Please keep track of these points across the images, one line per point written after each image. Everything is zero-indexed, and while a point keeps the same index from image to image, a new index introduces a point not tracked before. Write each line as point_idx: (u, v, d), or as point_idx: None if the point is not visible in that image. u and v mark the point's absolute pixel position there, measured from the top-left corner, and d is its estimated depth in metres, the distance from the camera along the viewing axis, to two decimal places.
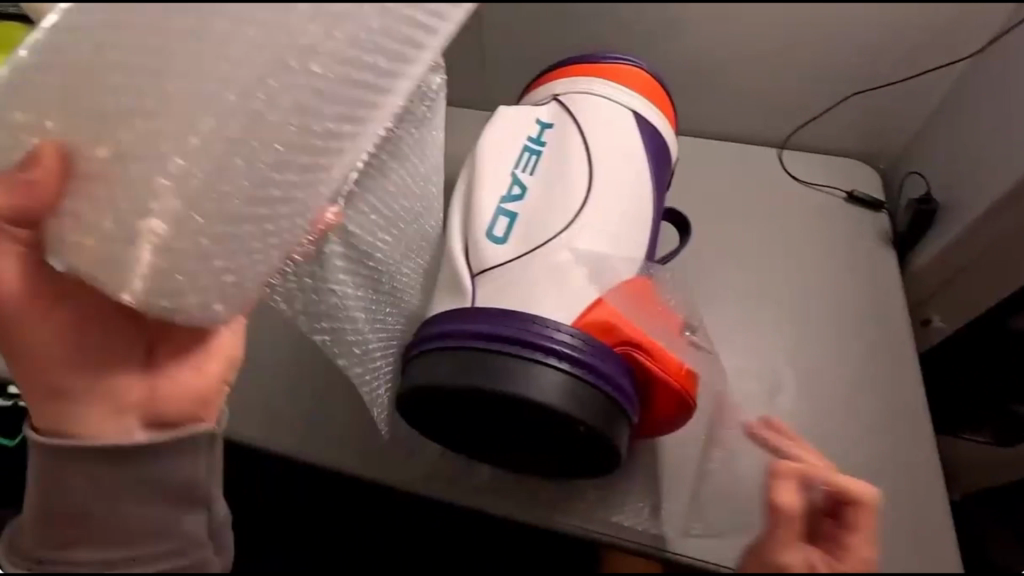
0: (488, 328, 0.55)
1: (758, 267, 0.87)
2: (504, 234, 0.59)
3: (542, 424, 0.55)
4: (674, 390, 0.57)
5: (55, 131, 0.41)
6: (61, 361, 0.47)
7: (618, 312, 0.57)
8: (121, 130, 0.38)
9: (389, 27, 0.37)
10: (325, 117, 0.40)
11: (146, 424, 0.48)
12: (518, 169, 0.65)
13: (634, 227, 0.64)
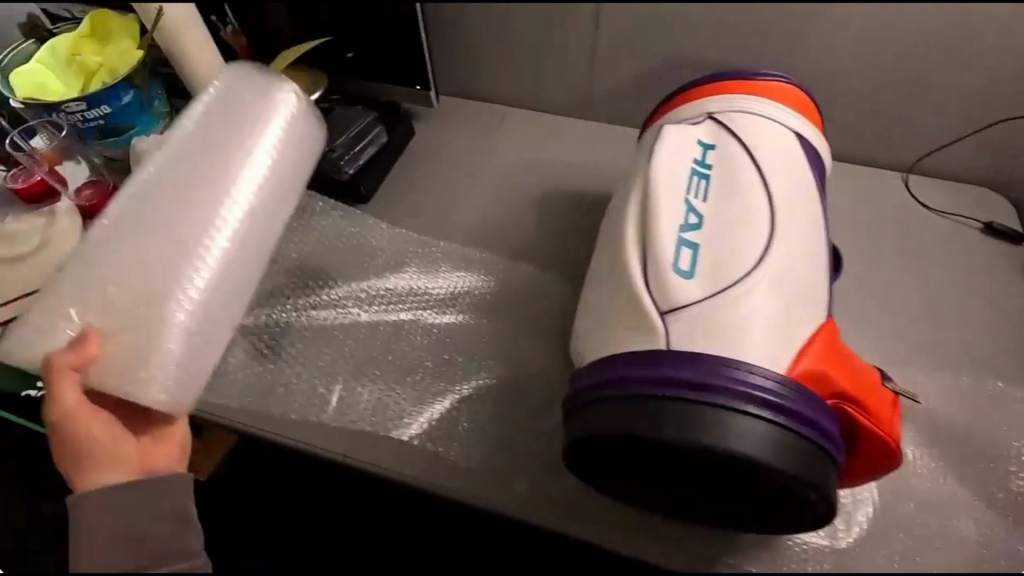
0: (680, 376, 0.51)
1: (879, 300, 0.84)
2: (689, 270, 0.55)
3: (744, 481, 0.51)
4: (887, 449, 0.54)
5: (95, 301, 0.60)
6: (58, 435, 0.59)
7: (823, 367, 0.53)
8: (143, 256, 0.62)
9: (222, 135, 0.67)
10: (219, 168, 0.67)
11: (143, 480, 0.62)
12: (690, 196, 0.60)
13: (815, 256, 0.61)
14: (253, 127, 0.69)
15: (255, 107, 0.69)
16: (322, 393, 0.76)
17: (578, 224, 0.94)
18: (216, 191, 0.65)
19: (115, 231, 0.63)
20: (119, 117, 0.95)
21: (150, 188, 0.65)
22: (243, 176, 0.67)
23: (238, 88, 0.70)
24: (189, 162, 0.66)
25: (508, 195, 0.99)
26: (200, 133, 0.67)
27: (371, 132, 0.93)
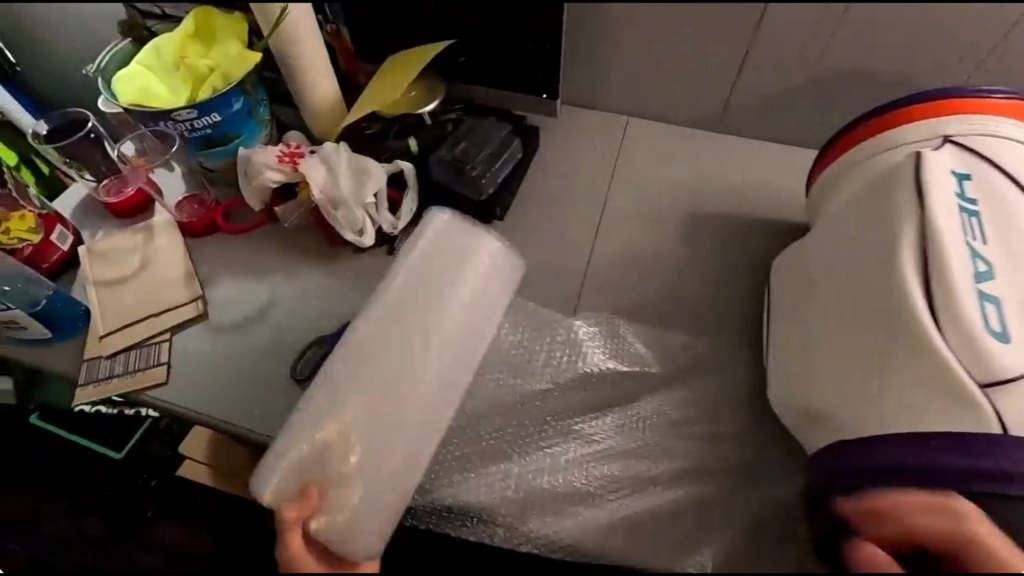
0: (966, 461, 0.55)
1: None
2: (1000, 329, 0.57)
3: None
4: None
5: (309, 462, 0.56)
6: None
7: None
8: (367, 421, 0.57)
9: (434, 274, 0.62)
10: (429, 310, 0.61)
11: None
12: (972, 240, 0.59)
13: None
14: (454, 287, 0.63)
15: (458, 262, 0.63)
16: (505, 503, 0.68)
17: (730, 250, 0.87)
18: (420, 352, 0.60)
19: (320, 391, 0.58)
20: (225, 127, 0.87)
21: (355, 349, 0.60)
22: (445, 338, 0.62)
23: (448, 238, 0.64)
24: (399, 329, 0.60)
25: (649, 217, 0.91)
26: (408, 298, 0.61)
27: (508, 145, 0.84)
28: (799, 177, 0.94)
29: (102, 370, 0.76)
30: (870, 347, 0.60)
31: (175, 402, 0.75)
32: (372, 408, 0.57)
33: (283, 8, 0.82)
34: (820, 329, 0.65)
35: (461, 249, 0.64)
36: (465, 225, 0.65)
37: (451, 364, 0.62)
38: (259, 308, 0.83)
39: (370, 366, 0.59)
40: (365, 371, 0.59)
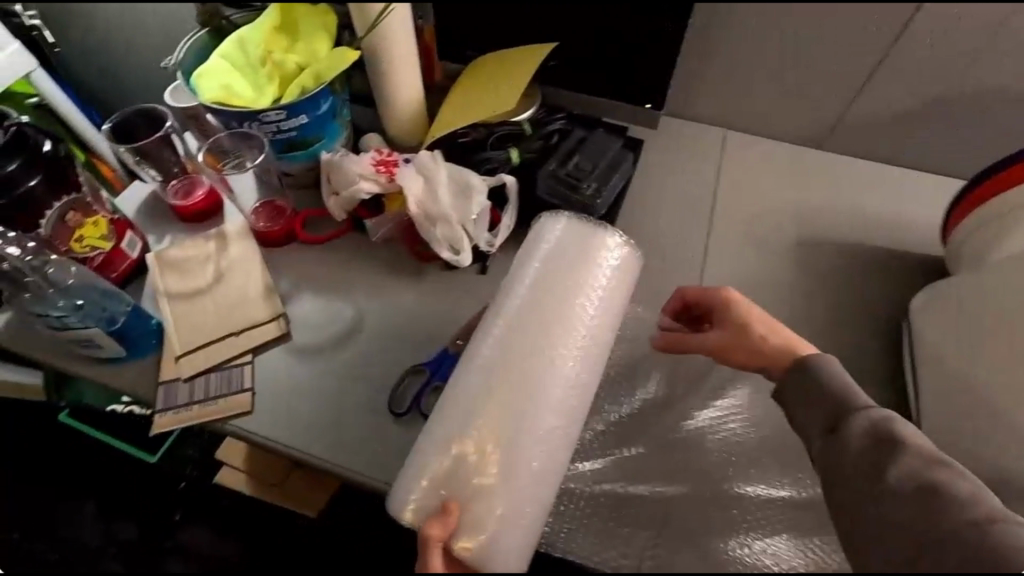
0: None
1: None
2: None
3: None
4: None
5: (447, 477, 0.47)
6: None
7: None
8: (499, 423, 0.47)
9: (553, 268, 0.52)
10: (555, 307, 0.51)
11: None
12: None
13: None
14: (579, 290, 0.52)
15: (582, 256, 0.53)
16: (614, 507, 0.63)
17: (856, 286, 0.80)
18: (550, 362, 0.49)
19: (452, 407, 0.49)
20: (308, 130, 0.80)
21: (477, 365, 0.50)
22: (574, 351, 0.51)
23: (567, 243, 0.54)
24: (525, 341, 0.50)
25: (763, 244, 0.83)
26: (527, 307, 0.51)
27: (620, 160, 0.79)
28: (923, 207, 0.87)
29: (182, 395, 0.70)
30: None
31: (261, 434, 0.69)
32: (506, 421, 0.47)
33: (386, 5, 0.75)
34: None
35: (585, 247, 0.54)
36: (584, 225, 0.55)
37: (581, 381, 0.51)
38: (346, 329, 0.76)
39: (495, 369, 0.49)
40: (488, 372, 0.49)
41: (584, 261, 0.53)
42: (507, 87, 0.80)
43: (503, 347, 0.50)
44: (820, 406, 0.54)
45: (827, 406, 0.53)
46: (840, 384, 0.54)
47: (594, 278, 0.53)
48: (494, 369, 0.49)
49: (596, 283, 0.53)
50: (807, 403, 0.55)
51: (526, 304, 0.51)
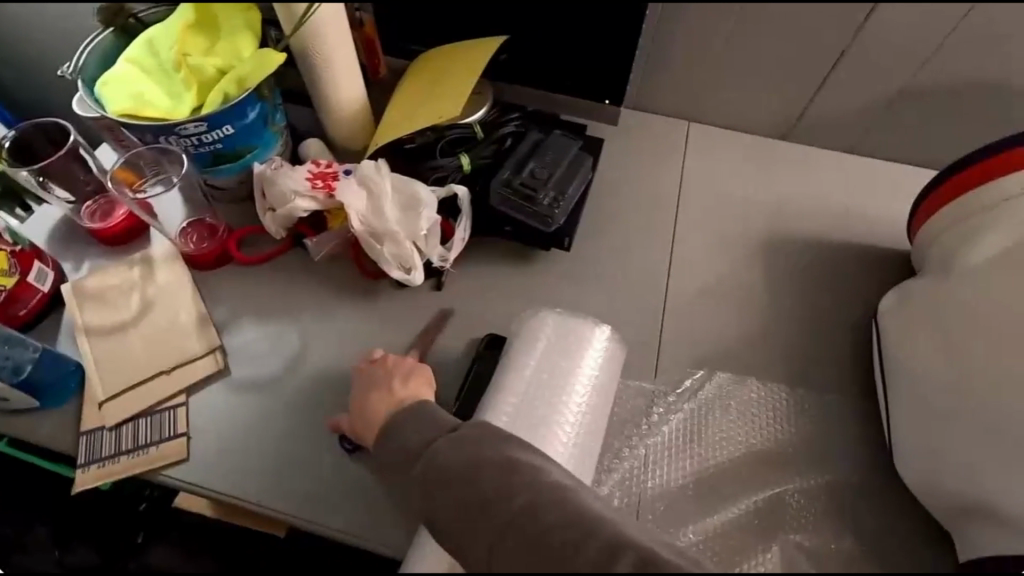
0: None
1: None
2: None
3: None
4: None
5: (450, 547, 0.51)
6: None
7: None
8: None
9: (545, 361, 0.58)
10: (546, 396, 0.56)
11: None
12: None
13: None
14: (573, 367, 0.58)
15: (571, 351, 0.59)
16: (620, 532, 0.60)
17: (830, 285, 0.76)
18: (552, 438, 0.55)
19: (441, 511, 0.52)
20: (236, 141, 0.73)
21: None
22: (573, 432, 0.56)
23: (560, 337, 0.59)
24: (533, 425, 0.55)
25: (728, 244, 0.80)
26: (533, 390, 0.57)
27: (580, 165, 0.72)
28: (895, 197, 0.84)
29: (107, 446, 0.63)
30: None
31: (196, 481, 0.63)
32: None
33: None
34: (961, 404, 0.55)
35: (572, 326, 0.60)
36: (566, 315, 0.61)
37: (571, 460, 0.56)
38: (288, 358, 0.70)
39: None
40: None
41: (569, 353, 0.59)
42: (457, 87, 0.73)
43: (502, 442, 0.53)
44: (439, 479, 0.46)
45: (445, 476, 0.46)
46: (455, 443, 0.48)
47: (580, 370, 0.58)
48: None
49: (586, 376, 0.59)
50: (428, 482, 0.47)
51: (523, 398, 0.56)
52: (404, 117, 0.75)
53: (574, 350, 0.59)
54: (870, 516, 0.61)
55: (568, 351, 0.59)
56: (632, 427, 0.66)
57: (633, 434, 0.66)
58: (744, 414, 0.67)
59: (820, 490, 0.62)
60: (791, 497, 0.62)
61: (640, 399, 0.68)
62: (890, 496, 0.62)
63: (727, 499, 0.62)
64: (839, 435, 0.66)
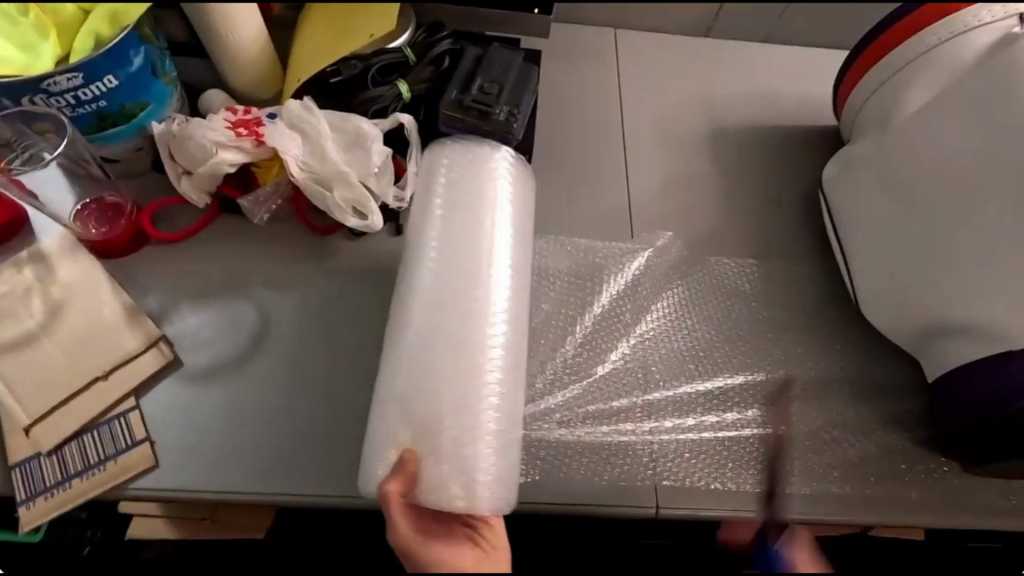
0: None
1: None
2: None
3: None
4: None
5: (406, 440, 0.48)
6: (415, 540, 0.48)
7: None
8: (448, 391, 0.48)
9: (455, 203, 0.54)
10: (466, 242, 0.53)
11: (468, 540, 0.49)
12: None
13: None
14: (482, 233, 0.54)
15: (478, 185, 0.55)
16: (582, 379, 0.64)
17: (777, 167, 0.80)
18: (480, 284, 0.52)
19: (385, 402, 0.50)
20: (123, 97, 0.60)
21: (420, 342, 0.50)
22: (504, 274, 0.53)
23: (462, 172, 0.55)
24: (459, 317, 0.51)
25: (677, 143, 0.81)
26: (446, 277, 0.52)
27: (528, 76, 0.68)
28: (819, 76, 0.88)
29: (49, 474, 0.54)
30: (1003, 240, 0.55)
31: (173, 486, 0.55)
32: (463, 392, 0.48)
33: None
34: (911, 247, 0.60)
35: (475, 174, 0.56)
36: (463, 145, 0.57)
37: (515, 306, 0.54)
38: (247, 337, 0.62)
39: (434, 330, 0.50)
40: (429, 338, 0.50)
41: (470, 189, 0.55)
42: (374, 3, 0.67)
43: (433, 308, 0.51)
44: None
45: None
46: None
47: (486, 202, 0.55)
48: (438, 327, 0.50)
49: (503, 211, 0.55)
50: None
51: (445, 254, 0.52)
52: (320, 51, 0.67)
53: (475, 184, 0.55)
54: (845, 365, 0.67)
55: (465, 190, 0.55)
56: (584, 287, 0.69)
57: (588, 292, 0.68)
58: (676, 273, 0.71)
59: (799, 352, 0.68)
60: (770, 345, 0.68)
61: (586, 268, 0.70)
62: (858, 344, 0.68)
63: (682, 336, 0.67)
64: (808, 300, 0.71)
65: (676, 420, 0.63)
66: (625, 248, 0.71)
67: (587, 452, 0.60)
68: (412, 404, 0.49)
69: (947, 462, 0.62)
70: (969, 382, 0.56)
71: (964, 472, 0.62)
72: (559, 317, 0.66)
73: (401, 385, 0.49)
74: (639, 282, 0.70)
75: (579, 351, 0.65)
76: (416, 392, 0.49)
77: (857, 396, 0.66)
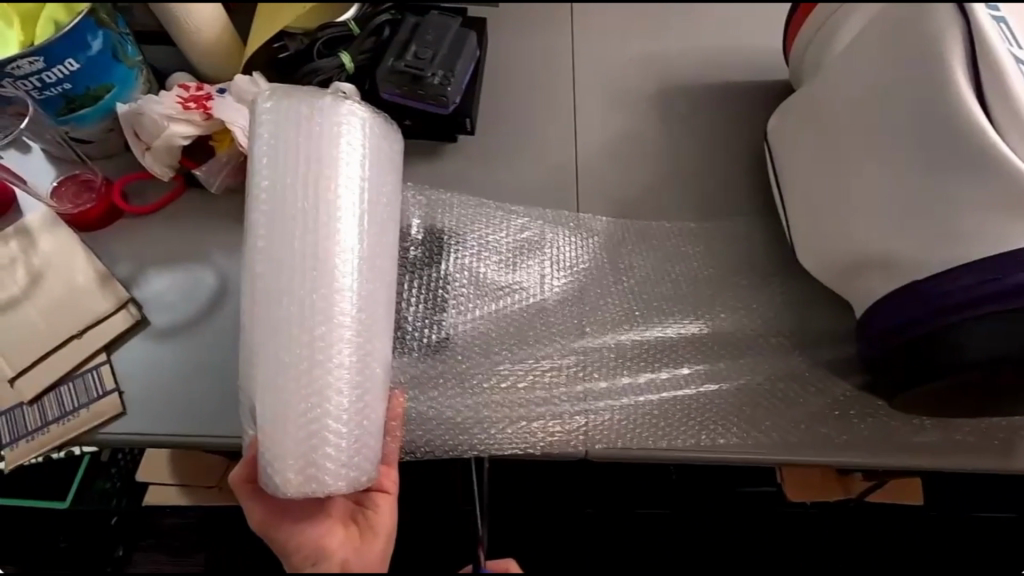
0: (951, 301, 0.52)
1: None
2: None
3: None
4: None
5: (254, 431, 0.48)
6: (280, 522, 0.52)
7: None
8: (297, 370, 0.46)
9: (287, 165, 0.48)
10: (302, 210, 0.48)
11: (343, 522, 0.53)
12: (1013, 47, 0.51)
13: None
14: (324, 198, 0.48)
15: (313, 141, 0.49)
16: (501, 344, 0.66)
17: (725, 125, 0.80)
18: (330, 255, 0.48)
19: (247, 380, 0.48)
20: (86, 79, 0.65)
21: (256, 326, 0.47)
22: (353, 240, 0.49)
23: (284, 124, 0.49)
24: (296, 298, 0.47)
25: (623, 102, 0.81)
26: (281, 255, 0.47)
27: (464, 40, 0.71)
28: (773, 30, 0.87)
29: (30, 421, 0.60)
30: (908, 172, 0.54)
31: (140, 433, 0.60)
32: (306, 374, 0.46)
33: None
34: (836, 185, 0.60)
35: (313, 140, 0.49)
36: (290, 92, 0.50)
37: (371, 275, 0.50)
38: (207, 298, 0.67)
39: (277, 308, 0.47)
40: (274, 318, 0.47)
41: (305, 146, 0.49)
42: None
43: (270, 286, 0.47)
44: None
45: None
46: None
47: (322, 161, 0.49)
48: (281, 305, 0.47)
49: (349, 169, 0.50)
50: None
51: (278, 225, 0.48)
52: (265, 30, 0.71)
53: (312, 139, 0.49)
54: (784, 313, 0.68)
55: (296, 149, 0.49)
56: (499, 258, 0.71)
57: (502, 263, 0.70)
58: (599, 238, 0.72)
59: (738, 299, 0.69)
60: (711, 293, 0.69)
61: (502, 238, 0.71)
62: (799, 292, 0.69)
63: (605, 300, 0.69)
64: (750, 253, 0.71)
65: (606, 379, 0.64)
66: (544, 217, 0.73)
67: (510, 412, 0.62)
68: (265, 386, 0.46)
69: (882, 403, 0.63)
70: (882, 320, 0.57)
71: (900, 413, 0.62)
72: (478, 287, 0.69)
73: (255, 368, 0.47)
74: (557, 249, 0.71)
75: (495, 320, 0.67)
76: (269, 374, 0.46)
77: (794, 341, 0.66)
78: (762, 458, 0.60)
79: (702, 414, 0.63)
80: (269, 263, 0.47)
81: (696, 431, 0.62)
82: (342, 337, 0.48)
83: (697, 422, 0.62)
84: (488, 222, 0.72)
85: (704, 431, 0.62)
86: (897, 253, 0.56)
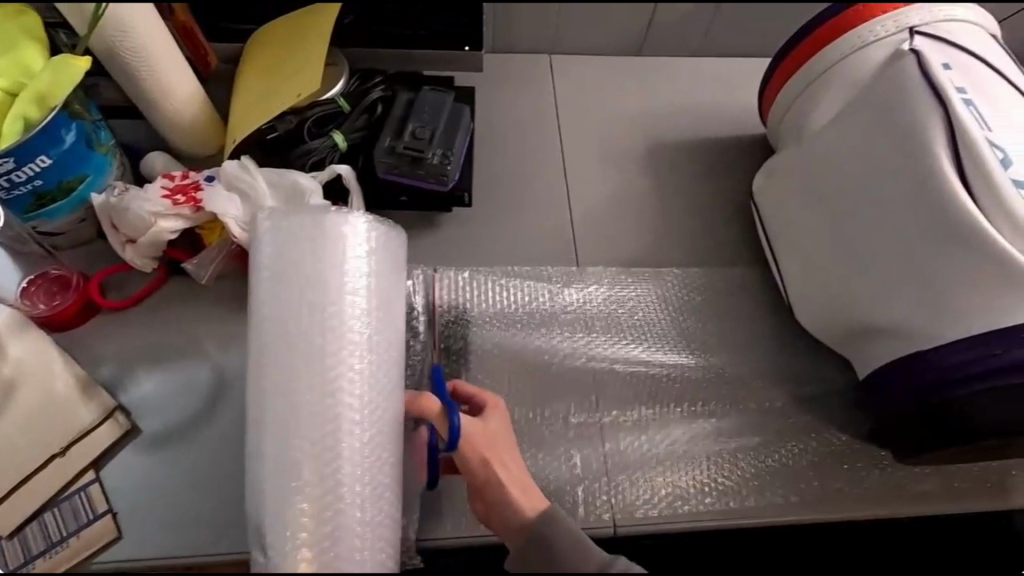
0: (954, 367, 0.55)
1: None
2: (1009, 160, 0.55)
3: None
4: None
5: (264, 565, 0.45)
6: None
7: None
8: (314, 501, 0.44)
9: (295, 290, 0.47)
10: (314, 337, 0.46)
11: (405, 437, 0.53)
12: (985, 130, 0.56)
13: None
14: (333, 322, 0.47)
15: (318, 266, 0.47)
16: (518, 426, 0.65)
17: (710, 180, 0.83)
18: (343, 381, 0.46)
19: (260, 511, 0.45)
20: (56, 174, 0.61)
21: (271, 460, 0.45)
22: (363, 363, 0.47)
23: (287, 250, 0.47)
24: (308, 430, 0.45)
25: (614, 164, 0.83)
26: (292, 385, 0.45)
27: (459, 116, 0.71)
28: (744, 86, 0.91)
29: (12, 557, 0.55)
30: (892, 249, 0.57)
31: (141, 557, 0.56)
32: (325, 508, 0.44)
33: (109, 47, 0.62)
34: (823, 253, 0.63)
35: (317, 269, 0.47)
36: (291, 219, 0.48)
37: (381, 395, 0.48)
38: (203, 399, 0.63)
39: (288, 438, 0.45)
40: (288, 449, 0.44)
41: (309, 269, 0.47)
42: (318, 52, 0.65)
43: (279, 417, 0.45)
44: None
45: None
46: None
47: (331, 284, 0.47)
48: (296, 437, 0.45)
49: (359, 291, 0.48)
50: None
51: (288, 353, 0.46)
52: (249, 107, 0.68)
53: (320, 262, 0.47)
54: (785, 368, 0.70)
55: (303, 276, 0.47)
56: (507, 333, 0.70)
57: (511, 339, 0.70)
58: (601, 307, 0.73)
59: (740, 358, 0.71)
60: (712, 354, 0.71)
61: (508, 314, 0.71)
62: (798, 348, 0.72)
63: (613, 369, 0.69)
64: (749, 310, 0.74)
65: (623, 449, 0.64)
66: (546, 287, 0.73)
67: None
68: (280, 520, 0.44)
69: (885, 454, 0.66)
70: (890, 381, 0.59)
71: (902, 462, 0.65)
72: (489, 366, 0.68)
73: (266, 500, 0.44)
74: (562, 320, 0.71)
75: (509, 400, 0.66)
76: (281, 505, 0.44)
77: (798, 397, 0.69)
78: (779, 520, 0.62)
79: (713, 480, 0.64)
80: (283, 391, 0.45)
81: (711, 498, 0.63)
82: (354, 465, 0.46)
83: (715, 489, 0.63)
84: (490, 299, 0.71)
85: (720, 497, 0.63)
86: (898, 320, 0.59)
